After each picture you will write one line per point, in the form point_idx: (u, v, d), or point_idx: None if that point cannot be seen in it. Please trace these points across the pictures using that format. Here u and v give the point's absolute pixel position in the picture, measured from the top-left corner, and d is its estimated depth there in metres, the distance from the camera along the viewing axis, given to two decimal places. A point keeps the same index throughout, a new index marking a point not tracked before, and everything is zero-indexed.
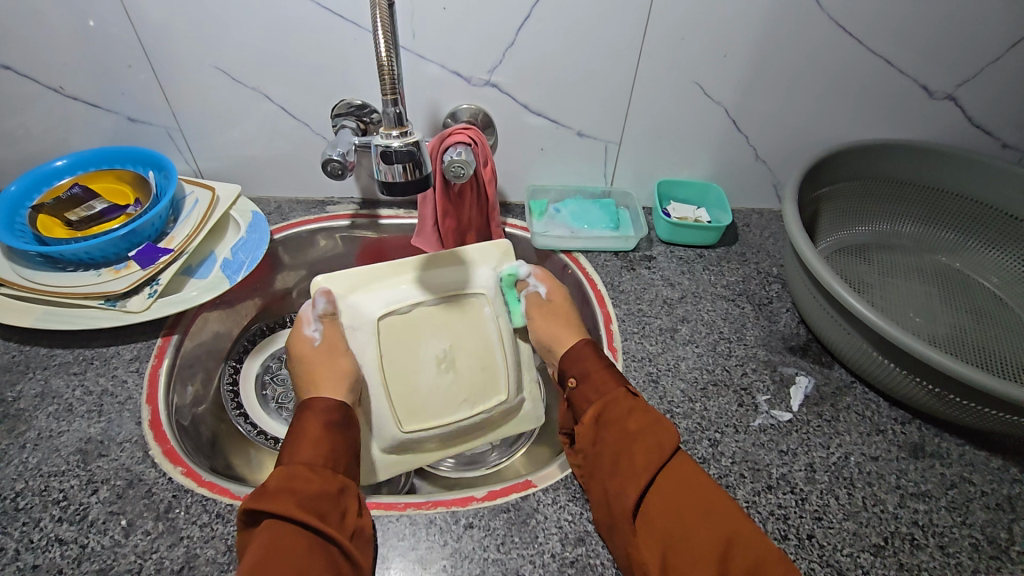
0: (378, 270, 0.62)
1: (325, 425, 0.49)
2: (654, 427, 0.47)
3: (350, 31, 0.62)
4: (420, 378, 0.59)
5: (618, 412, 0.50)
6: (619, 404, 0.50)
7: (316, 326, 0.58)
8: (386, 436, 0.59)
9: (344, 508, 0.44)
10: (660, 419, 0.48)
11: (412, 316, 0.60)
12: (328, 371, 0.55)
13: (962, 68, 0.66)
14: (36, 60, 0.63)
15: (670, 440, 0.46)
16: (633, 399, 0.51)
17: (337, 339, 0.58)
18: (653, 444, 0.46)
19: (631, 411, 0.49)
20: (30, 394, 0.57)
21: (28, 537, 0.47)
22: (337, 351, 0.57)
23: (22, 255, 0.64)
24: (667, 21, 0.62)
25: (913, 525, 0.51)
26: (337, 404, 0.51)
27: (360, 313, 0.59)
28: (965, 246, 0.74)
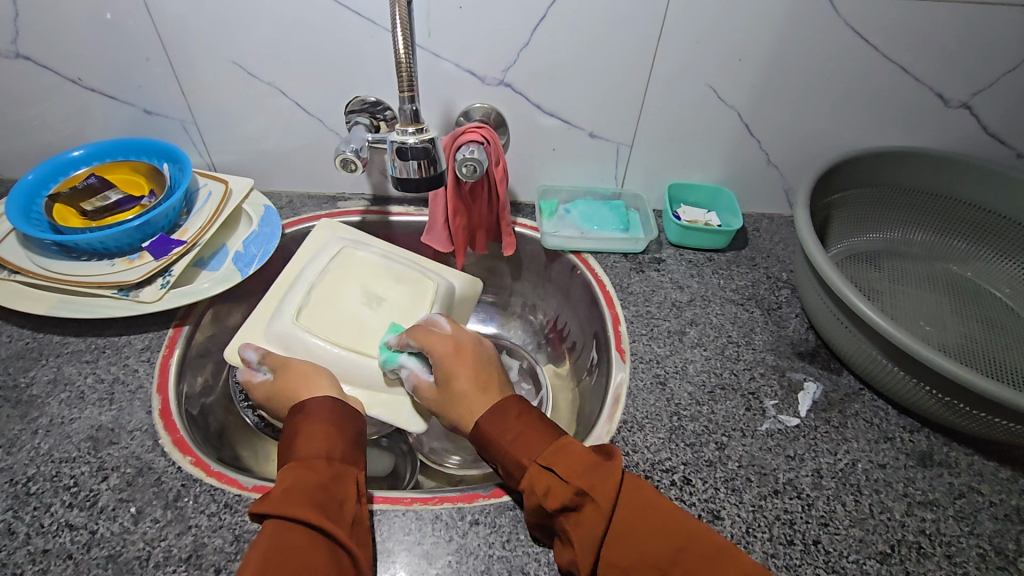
0: (263, 307, 0.64)
1: (328, 422, 0.49)
2: (581, 500, 0.43)
3: (365, 28, 0.62)
4: (367, 323, 0.63)
5: (535, 497, 0.45)
6: (534, 485, 0.45)
7: (263, 369, 0.58)
8: (392, 377, 0.60)
9: (349, 508, 0.44)
10: (585, 482, 0.43)
11: (318, 299, 0.64)
12: (294, 379, 0.55)
13: (978, 77, 0.66)
14: (55, 51, 0.64)
15: (604, 505, 0.43)
16: (550, 471, 0.45)
17: (280, 358, 0.57)
18: (584, 523, 0.43)
19: (549, 489, 0.44)
20: (42, 381, 0.58)
21: (39, 521, 0.48)
22: (283, 363, 0.57)
23: (38, 243, 0.64)
24: (681, 24, 0.62)
25: (919, 534, 0.51)
26: (330, 399, 0.51)
27: (282, 332, 0.61)
28: (978, 255, 0.74)
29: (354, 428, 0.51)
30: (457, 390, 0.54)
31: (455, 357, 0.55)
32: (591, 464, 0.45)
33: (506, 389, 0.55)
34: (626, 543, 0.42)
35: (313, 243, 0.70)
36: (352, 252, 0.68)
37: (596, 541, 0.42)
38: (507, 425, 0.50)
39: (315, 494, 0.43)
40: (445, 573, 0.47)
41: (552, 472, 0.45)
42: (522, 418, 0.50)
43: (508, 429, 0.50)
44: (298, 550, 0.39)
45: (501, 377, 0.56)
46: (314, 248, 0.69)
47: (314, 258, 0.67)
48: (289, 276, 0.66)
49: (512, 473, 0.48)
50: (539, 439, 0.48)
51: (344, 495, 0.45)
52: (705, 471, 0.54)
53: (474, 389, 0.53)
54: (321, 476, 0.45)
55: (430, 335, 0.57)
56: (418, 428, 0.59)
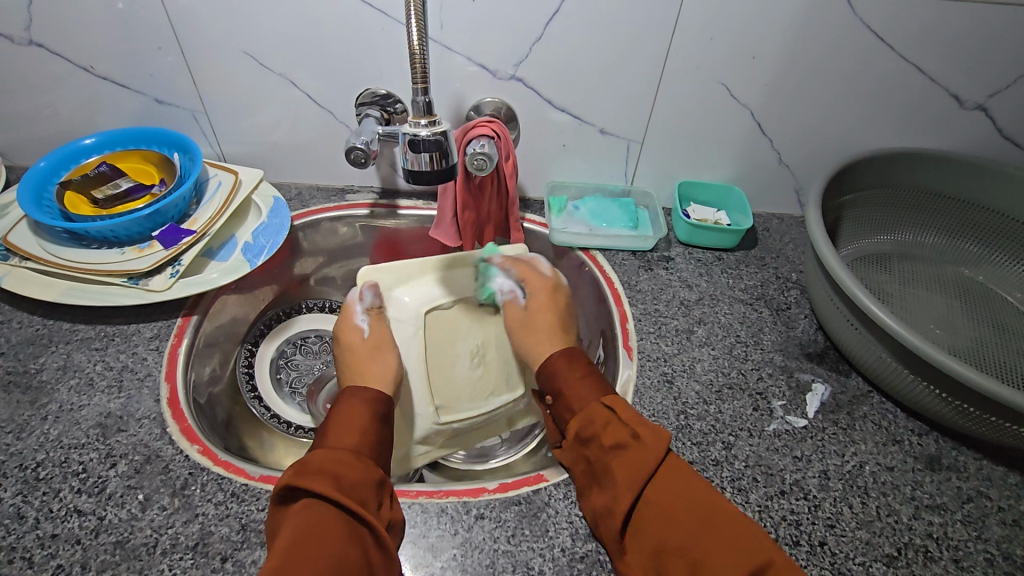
0: (413, 267, 0.67)
1: (370, 419, 0.51)
2: (634, 438, 0.46)
3: (378, 21, 0.62)
4: (457, 369, 0.66)
5: (592, 426, 0.48)
6: (593, 416, 0.49)
7: (363, 317, 0.63)
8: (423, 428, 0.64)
9: (383, 505, 0.45)
10: (640, 426, 0.46)
11: (448, 311, 0.67)
12: (381, 363, 0.59)
13: (995, 78, 0.65)
14: (68, 39, 0.64)
15: (653, 447, 0.44)
16: (610, 409, 0.49)
17: (383, 334, 0.62)
18: (631, 459, 0.45)
19: (607, 422, 0.48)
20: (52, 367, 0.58)
21: (48, 506, 0.48)
22: (381, 348, 0.60)
23: (49, 231, 0.65)
24: (696, 20, 0.61)
25: (927, 537, 0.50)
26: (376, 396, 0.53)
27: (403, 305, 0.65)
28: (990, 259, 0.73)
29: (387, 434, 0.52)
30: (538, 327, 0.62)
31: (548, 295, 0.64)
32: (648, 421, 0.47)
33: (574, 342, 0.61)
34: (669, 478, 0.44)
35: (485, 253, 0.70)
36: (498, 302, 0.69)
37: (642, 474, 0.44)
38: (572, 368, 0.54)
39: (353, 481, 0.43)
40: (450, 567, 0.47)
41: (610, 408, 0.49)
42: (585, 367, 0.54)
43: (577, 369, 0.54)
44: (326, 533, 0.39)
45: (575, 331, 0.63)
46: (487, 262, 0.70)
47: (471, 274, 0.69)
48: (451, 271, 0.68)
49: (567, 410, 0.52)
50: (598, 387, 0.52)
51: (380, 491, 0.45)
52: (712, 470, 0.54)
53: (549, 329, 0.61)
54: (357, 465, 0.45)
55: (533, 271, 0.66)
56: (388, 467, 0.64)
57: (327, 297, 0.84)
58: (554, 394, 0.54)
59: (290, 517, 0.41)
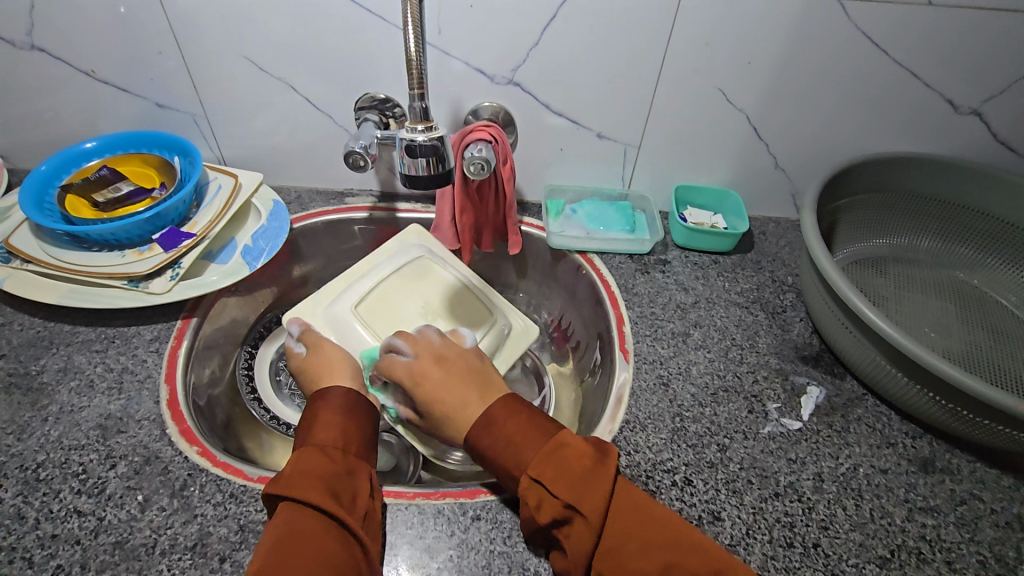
0: (328, 288, 0.69)
1: (343, 412, 0.51)
2: (572, 512, 0.43)
3: (377, 26, 0.63)
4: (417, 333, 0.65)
5: (526, 508, 0.45)
6: (527, 496, 0.44)
7: (296, 343, 0.61)
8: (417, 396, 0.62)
9: (364, 496, 0.45)
10: (574, 497, 0.43)
11: (382, 292, 0.67)
12: (324, 365, 0.57)
13: (988, 83, 0.66)
14: (70, 44, 0.65)
15: (593, 522, 0.42)
16: (540, 483, 0.44)
17: (320, 339, 0.60)
18: (575, 536, 0.43)
19: (539, 501, 0.44)
20: (53, 369, 0.58)
21: (48, 507, 0.48)
22: (320, 351, 0.59)
23: (50, 234, 0.65)
24: (692, 26, 0.62)
25: (920, 539, 0.51)
26: (344, 392, 0.52)
27: (338, 316, 0.65)
28: (984, 262, 0.74)
29: (365, 421, 0.52)
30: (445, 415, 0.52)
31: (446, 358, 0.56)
32: (582, 475, 0.44)
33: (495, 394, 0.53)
34: (617, 543, 0.42)
35: (395, 244, 0.74)
36: (428, 266, 0.71)
37: (587, 549, 0.42)
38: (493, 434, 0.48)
39: (327, 478, 0.44)
40: (446, 567, 0.47)
41: (540, 484, 0.44)
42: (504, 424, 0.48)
43: (501, 430, 0.48)
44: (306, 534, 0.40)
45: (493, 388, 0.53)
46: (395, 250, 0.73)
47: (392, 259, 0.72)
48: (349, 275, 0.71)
49: (506, 484, 0.47)
50: (528, 447, 0.47)
51: (359, 483, 0.46)
52: (707, 473, 0.54)
53: (462, 406, 0.51)
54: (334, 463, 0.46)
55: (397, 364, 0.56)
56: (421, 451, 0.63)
57: None
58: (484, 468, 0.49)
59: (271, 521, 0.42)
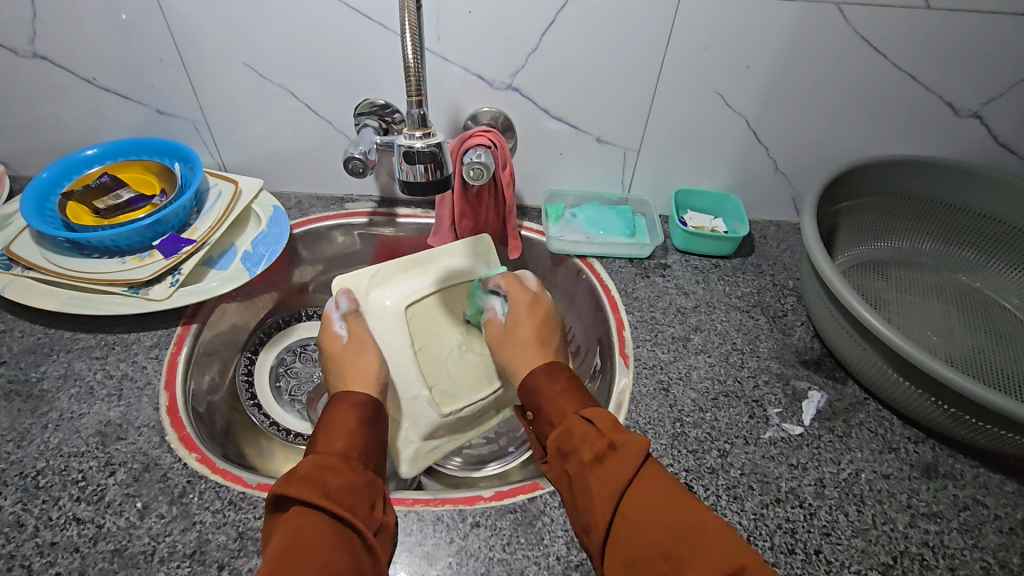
0: (388, 267, 0.69)
1: (358, 421, 0.51)
2: (611, 450, 0.44)
3: (376, 32, 0.63)
4: (446, 358, 0.68)
5: (570, 441, 0.47)
6: (573, 429, 0.47)
7: (341, 322, 0.63)
8: (425, 422, 0.65)
9: (376, 508, 0.45)
10: (615, 434, 0.45)
11: (426, 305, 0.69)
12: (358, 363, 0.59)
13: (989, 86, 0.66)
14: (71, 52, 0.65)
15: (631, 458, 0.43)
16: (587, 421, 0.47)
17: (362, 334, 0.62)
18: (610, 471, 0.43)
19: (585, 436, 0.46)
20: (53, 376, 0.59)
21: (47, 514, 0.48)
22: (362, 346, 0.61)
23: (51, 241, 0.66)
24: (691, 30, 0.62)
25: (923, 546, 0.50)
26: (367, 400, 0.54)
27: (384, 306, 0.67)
28: (986, 265, 0.73)
29: (378, 435, 0.52)
30: (520, 337, 0.59)
31: (527, 308, 0.62)
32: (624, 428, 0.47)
33: (560, 355, 0.59)
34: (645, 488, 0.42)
35: (455, 251, 0.72)
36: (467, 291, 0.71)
37: (620, 484, 0.42)
38: (551, 379, 0.53)
39: (342, 487, 0.44)
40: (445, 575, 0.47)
41: (591, 423, 0.47)
42: (565, 376, 0.53)
43: (554, 384, 0.53)
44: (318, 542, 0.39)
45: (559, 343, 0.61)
46: (455, 254, 0.72)
47: (444, 268, 0.71)
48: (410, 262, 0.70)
49: (549, 425, 0.50)
50: (575, 401, 0.51)
51: (372, 494, 0.46)
52: (707, 478, 0.54)
53: (532, 340, 0.59)
54: (347, 471, 0.46)
55: (518, 284, 0.65)
56: (403, 471, 0.64)
57: None
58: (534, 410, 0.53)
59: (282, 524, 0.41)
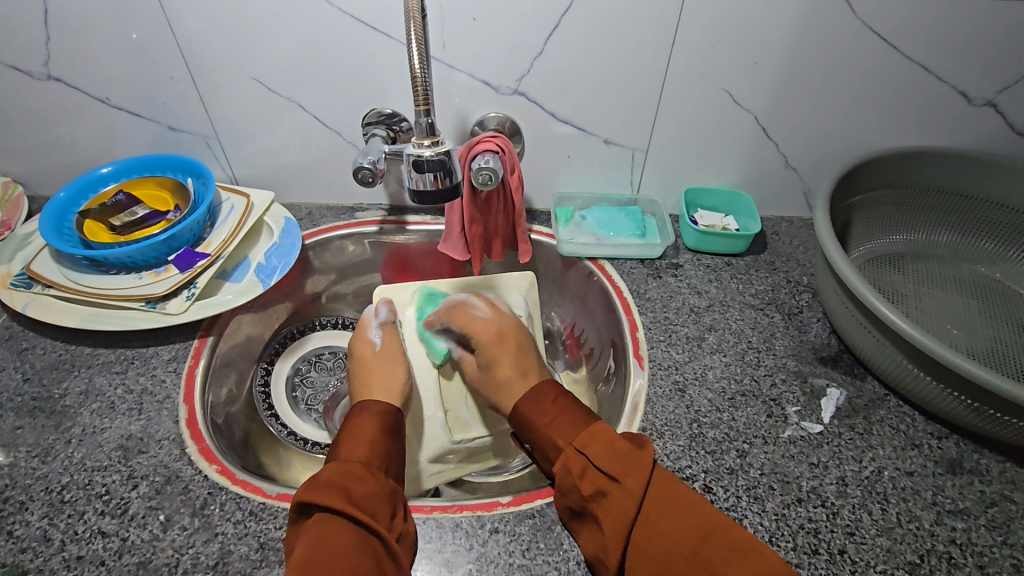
0: (429, 288, 0.72)
1: (382, 431, 0.52)
2: (614, 482, 0.45)
3: (382, 42, 0.63)
4: (469, 388, 0.70)
5: (569, 478, 0.47)
6: (570, 466, 0.48)
7: (376, 331, 0.67)
8: (436, 445, 0.67)
9: (397, 516, 0.45)
10: (616, 468, 0.45)
11: None
12: (383, 372, 0.62)
13: (1004, 73, 0.64)
14: (85, 72, 0.66)
15: (636, 490, 0.44)
16: (582, 453, 0.48)
17: (393, 346, 0.65)
18: (612, 506, 0.45)
19: (583, 471, 0.47)
20: (75, 392, 0.59)
21: (73, 528, 0.49)
22: (389, 359, 0.64)
23: (70, 259, 0.67)
24: (696, 28, 0.62)
25: (950, 544, 0.49)
26: (389, 408, 0.54)
27: (416, 325, 0.71)
28: (1005, 255, 0.72)
29: (400, 442, 0.53)
30: (502, 378, 0.61)
31: (497, 345, 0.63)
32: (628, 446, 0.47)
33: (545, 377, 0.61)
34: (655, 513, 0.44)
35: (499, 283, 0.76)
36: None
37: (627, 519, 0.44)
38: (547, 408, 0.54)
39: (365, 495, 0.44)
40: None
41: (584, 453, 0.48)
42: (557, 401, 0.55)
43: (544, 414, 0.54)
44: (345, 550, 0.40)
45: (538, 365, 0.63)
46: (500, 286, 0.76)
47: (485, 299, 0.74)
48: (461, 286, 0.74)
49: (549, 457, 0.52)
50: (574, 424, 0.52)
51: (394, 502, 0.46)
52: (726, 480, 0.54)
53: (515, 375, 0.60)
54: (371, 479, 0.46)
55: (470, 318, 0.66)
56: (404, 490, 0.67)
57: (339, 314, 0.85)
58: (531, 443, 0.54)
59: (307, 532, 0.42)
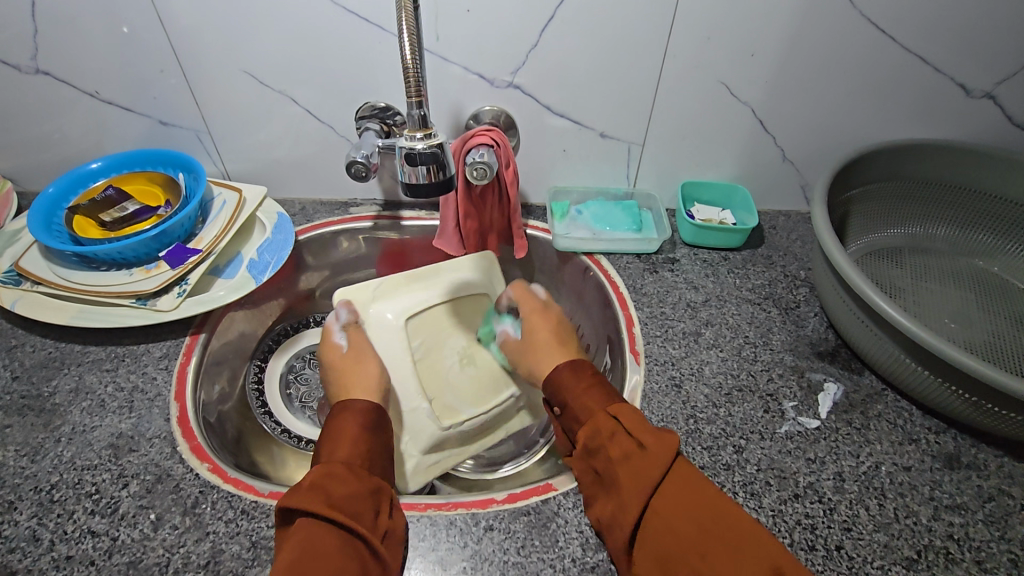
0: (391, 282, 0.70)
1: (362, 428, 0.50)
2: (639, 448, 0.43)
3: (374, 34, 0.62)
4: (446, 372, 0.68)
5: (598, 438, 0.46)
6: (600, 429, 0.46)
7: (342, 334, 0.63)
8: (425, 435, 0.64)
9: (381, 514, 0.44)
10: (645, 435, 0.44)
11: (426, 314, 0.69)
12: (356, 375, 0.58)
13: (1004, 65, 0.64)
14: (72, 65, 0.65)
15: (660, 458, 0.42)
16: (616, 419, 0.46)
17: (361, 342, 0.62)
18: (634, 475, 0.42)
19: (613, 434, 0.45)
20: (65, 390, 0.59)
21: (62, 528, 0.49)
22: (360, 359, 0.60)
23: (59, 255, 0.66)
24: (692, 19, 0.61)
25: (947, 539, 0.49)
26: (370, 405, 0.53)
27: (383, 319, 0.66)
28: (1004, 249, 0.72)
29: (384, 440, 0.51)
30: (539, 342, 0.59)
31: (538, 316, 0.62)
32: (652, 426, 0.45)
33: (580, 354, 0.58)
34: (675, 494, 0.41)
35: (467, 263, 0.74)
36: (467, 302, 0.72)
37: (642, 495, 0.41)
38: (580, 380, 0.52)
39: (349, 495, 0.43)
40: None
41: (616, 419, 0.46)
42: (594, 375, 0.52)
43: (582, 380, 0.52)
44: (328, 554, 0.39)
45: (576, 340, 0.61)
46: (454, 270, 0.73)
47: (443, 284, 0.71)
48: (426, 272, 0.72)
49: (578, 421, 0.50)
50: (603, 396, 0.50)
51: (378, 500, 0.45)
52: (723, 475, 0.53)
53: (554, 343, 0.58)
54: (355, 479, 0.45)
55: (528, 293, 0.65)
56: (401, 487, 0.62)
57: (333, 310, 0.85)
58: (560, 406, 0.52)
59: (288, 536, 0.41)
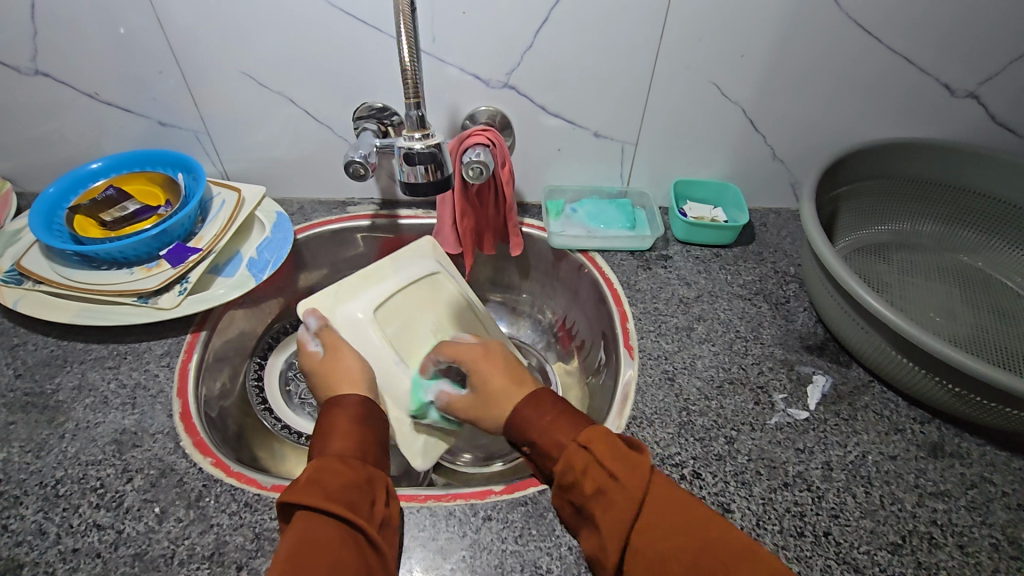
0: (349, 282, 0.68)
1: (356, 421, 0.51)
2: (613, 480, 0.41)
3: (372, 36, 0.63)
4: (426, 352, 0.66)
5: (569, 475, 0.42)
6: (572, 462, 0.43)
7: (317, 341, 0.62)
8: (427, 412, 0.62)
9: (377, 503, 0.45)
10: (616, 464, 0.41)
11: (394, 303, 0.67)
12: (338, 373, 0.57)
13: (986, 65, 0.66)
14: (72, 67, 0.66)
15: (636, 491, 0.40)
16: (587, 450, 0.43)
17: (337, 341, 0.61)
18: (613, 508, 0.40)
19: (585, 467, 0.42)
20: (68, 387, 0.60)
21: (68, 522, 0.49)
22: (341, 353, 0.60)
23: (60, 254, 0.67)
24: (682, 21, 0.62)
25: (931, 524, 0.51)
26: (361, 399, 0.54)
27: (355, 319, 0.65)
28: (989, 244, 0.74)
29: (378, 431, 0.53)
30: (491, 384, 0.53)
31: (483, 359, 0.56)
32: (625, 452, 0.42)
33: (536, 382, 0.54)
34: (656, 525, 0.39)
35: (411, 252, 0.73)
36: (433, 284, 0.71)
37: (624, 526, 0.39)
38: (545, 413, 0.47)
39: (344, 487, 0.44)
40: (459, 568, 0.48)
41: (587, 450, 0.43)
42: (554, 400, 0.48)
43: (544, 412, 0.47)
44: (324, 542, 0.40)
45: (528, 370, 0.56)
46: (413, 257, 0.73)
47: (404, 268, 0.71)
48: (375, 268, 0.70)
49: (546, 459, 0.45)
50: (572, 423, 0.46)
51: (373, 491, 0.46)
52: (715, 465, 0.55)
53: (507, 381, 0.53)
54: (349, 472, 0.46)
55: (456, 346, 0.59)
56: (419, 465, 0.62)
57: None
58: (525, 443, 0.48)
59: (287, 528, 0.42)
